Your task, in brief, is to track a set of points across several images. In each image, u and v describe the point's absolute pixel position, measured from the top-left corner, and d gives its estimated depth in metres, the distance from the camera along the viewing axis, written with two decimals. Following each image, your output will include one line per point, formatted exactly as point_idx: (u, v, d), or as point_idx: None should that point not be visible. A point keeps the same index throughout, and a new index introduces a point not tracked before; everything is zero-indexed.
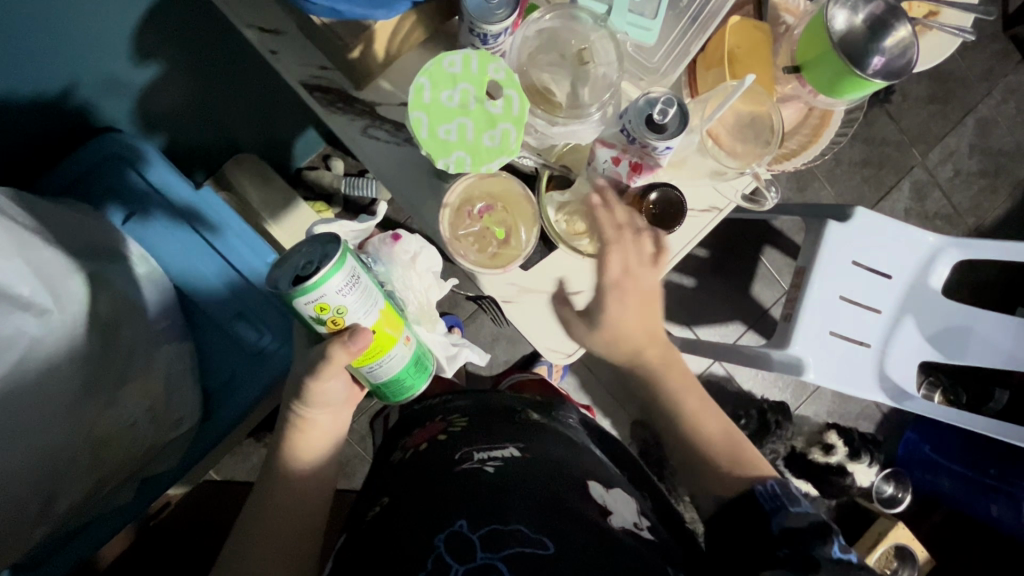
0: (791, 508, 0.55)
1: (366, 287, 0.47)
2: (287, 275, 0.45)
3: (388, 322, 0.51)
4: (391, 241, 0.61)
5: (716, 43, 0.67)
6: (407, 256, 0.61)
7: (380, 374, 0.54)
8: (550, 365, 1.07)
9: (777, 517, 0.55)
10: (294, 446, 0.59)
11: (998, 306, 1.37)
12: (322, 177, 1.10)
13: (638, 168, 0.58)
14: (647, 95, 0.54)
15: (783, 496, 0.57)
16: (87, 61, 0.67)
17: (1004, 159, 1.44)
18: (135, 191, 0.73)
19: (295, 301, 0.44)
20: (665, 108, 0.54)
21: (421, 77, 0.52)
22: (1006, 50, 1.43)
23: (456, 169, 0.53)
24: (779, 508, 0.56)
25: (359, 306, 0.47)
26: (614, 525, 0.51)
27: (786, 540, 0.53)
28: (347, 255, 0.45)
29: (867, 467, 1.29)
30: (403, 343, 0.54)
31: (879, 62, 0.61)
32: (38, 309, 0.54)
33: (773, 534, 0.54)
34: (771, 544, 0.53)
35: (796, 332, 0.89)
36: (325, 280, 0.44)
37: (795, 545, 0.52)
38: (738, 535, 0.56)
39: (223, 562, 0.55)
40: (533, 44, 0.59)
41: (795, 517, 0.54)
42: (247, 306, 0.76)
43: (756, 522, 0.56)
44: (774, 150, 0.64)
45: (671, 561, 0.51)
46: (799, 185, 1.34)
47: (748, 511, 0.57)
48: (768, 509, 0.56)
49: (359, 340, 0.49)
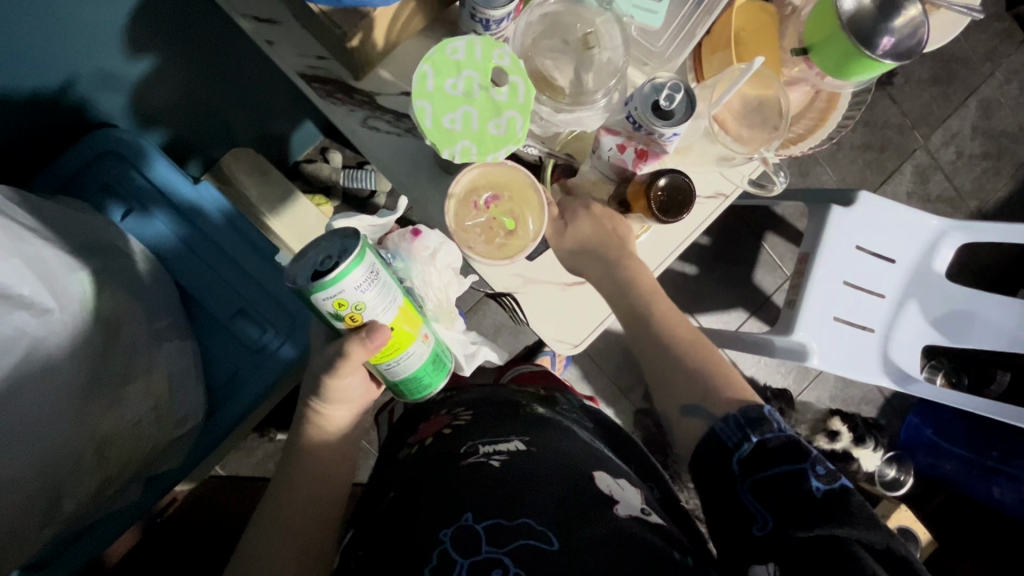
0: (753, 438, 0.52)
1: (385, 282, 0.47)
2: (304, 270, 0.44)
3: (406, 319, 0.50)
4: (411, 236, 0.58)
5: (722, 26, 0.66)
6: (428, 252, 0.58)
7: (398, 371, 0.54)
8: (552, 356, 1.07)
9: (738, 452, 0.52)
10: (309, 442, 0.60)
11: (1001, 288, 1.37)
12: (320, 170, 1.09)
13: (643, 155, 0.58)
14: (654, 81, 0.53)
15: (747, 425, 0.53)
16: (81, 54, 0.65)
17: (1007, 140, 1.43)
18: (135, 188, 0.72)
19: (313, 296, 0.44)
20: (671, 94, 0.53)
21: (424, 65, 0.50)
22: (1009, 30, 1.42)
23: (461, 158, 0.52)
24: (741, 442, 0.52)
25: (378, 302, 0.46)
26: (622, 513, 0.51)
27: (747, 481, 0.50)
28: (366, 250, 0.44)
29: (873, 452, 1.26)
30: (421, 340, 0.53)
31: (888, 42, 0.60)
32: (38, 308, 0.53)
33: (734, 471, 0.52)
34: (733, 482, 0.51)
35: (800, 318, 0.89)
36: (345, 275, 0.43)
37: (754, 485, 0.50)
38: (708, 471, 0.54)
39: (240, 557, 0.55)
40: (536, 29, 0.58)
41: (758, 451, 0.51)
42: (248, 302, 0.74)
43: (719, 461, 0.53)
44: (782, 134, 0.63)
45: (678, 545, 0.50)
46: (800, 170, 1.33)
47: (712, 448, 0.55)
48: (730, 444, 0.53)
49: (377, 337, 0.48)
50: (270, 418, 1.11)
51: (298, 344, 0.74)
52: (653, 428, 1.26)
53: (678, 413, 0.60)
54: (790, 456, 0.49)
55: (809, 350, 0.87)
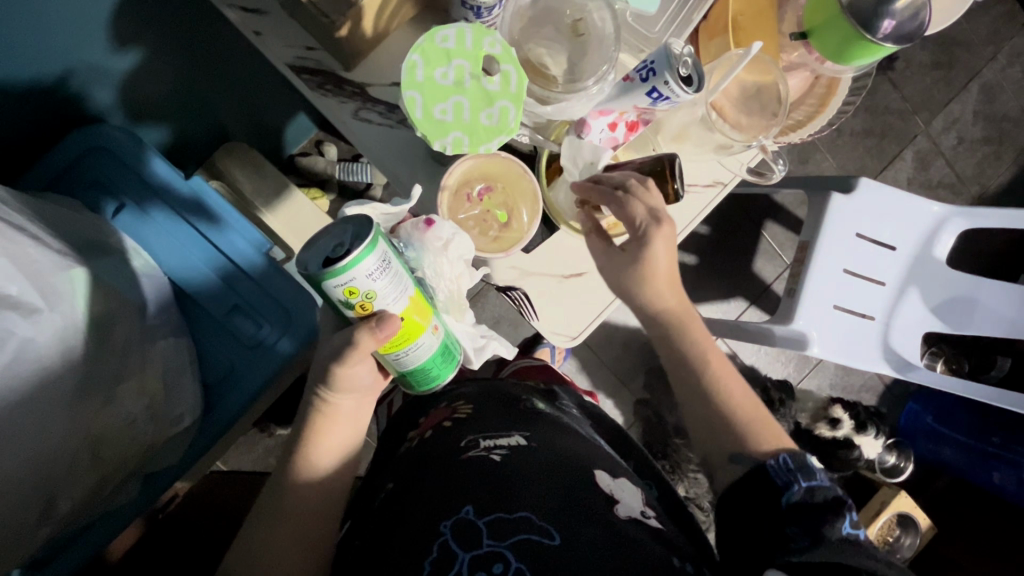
0: (805, 484, 0.53)
1: (397, 271, 0.46)
2: (316, 256, 0.43)
3: (417, 309, 0.49)
4: (424, 225, 0.53)
5: (719, 11, 0.65)
6: (440, 242, 0.54)
7: (407, 362, 0.53)
8: (552, 348, 1.07)
9: (789, 491, 0.53)
10: (317, 430, 0.59)
11: (1003, 274, 1.36)
12: (314, 164, 1.06)
13: (634, 125, 0.60)
14: (671, 47, 0.49)
15: (796, 470, 0.55)
16: (68, 48, 0.64)
17: (1008, 125, 1.42)
18: (127, 182, 0.71)
19: (325, 283, 0.43)
20: (687, 60, 0.51)
21: (413, 54, 0.49)
22: (1010, 13, 1.41)
23: (454, 150, 0.51)
24: (792, 483, 0.54)
25: (390, 291, 0.46)
26: (621, 514, 0.51)
27: (794, 516, 0.51)
28: (378, 238, 0.44)
29: (874, 439, 1.26)
30: (431, 331, 0.52)
31: (890, 25, 0.59)
32: (27, 309, 0.52)
33: (781, 507, 0.52)
34: (779, 517, 0.52)
35: (800, 306, 0.88)
36: (357, 261, 0.42)
37: (801, 519, 0.50)
38: (753, 508, 0.54)
39: (243, 546, 0.55)
40: (526, 16, 0.58)
41: (810, 493, 0.52)
42: (243, 297, 0.73)
43: (766, 495, 0.54)
44: (782, 120, 0.62)
45: (677, 550, 0.50)
46: (801, 157, 1.31)
47: (760, 482, 0.55)
48: (779, 484, 0.54)
49: (387, 327, 0.47)
50: (270, 413, 1.10)
51: (296, 339, 0.72)
52: (653, 418, 1.26)
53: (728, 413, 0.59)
54: (836, 505, 0.51)
55: (808, 339, 0.87)
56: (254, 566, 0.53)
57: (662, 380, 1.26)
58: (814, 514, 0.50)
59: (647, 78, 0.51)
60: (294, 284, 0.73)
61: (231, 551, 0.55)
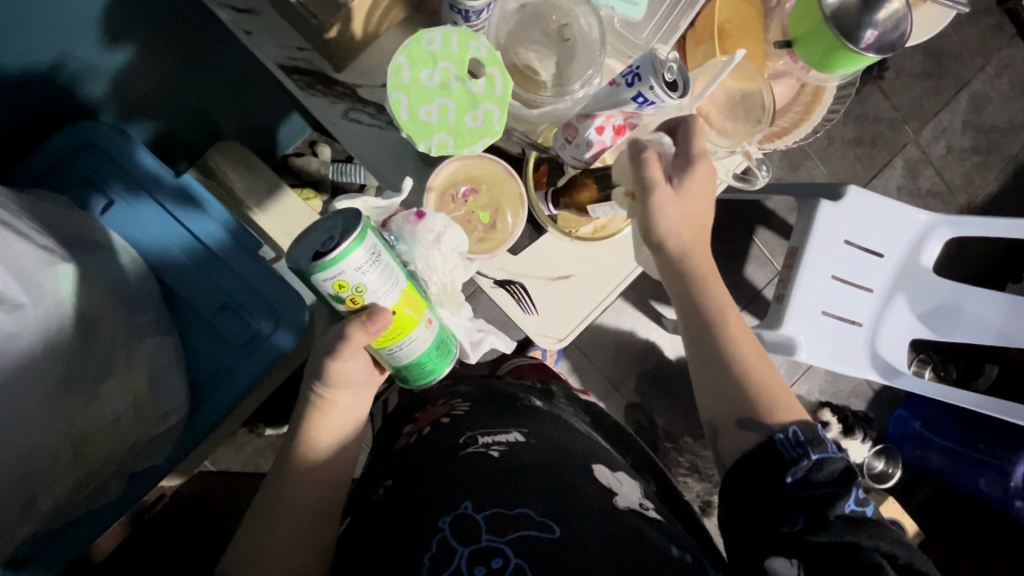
0: (816, 460, 0.51)
1: (388, 264, 0.46)
2: (307, 250, 0.44)
3: (408, 303, 0.49)
4: (415, 219, 0.53)
5: (705, 19, 0.66)
6: (432, 236, 0.54)
7: (402, 356, 0.53)
8: (543, 350, 1.07)
9: (797, 467, 0.51)
10: (315, 427, 0.59)
11: (990, 282, 1.37)
12: (309, 164, 1.08)
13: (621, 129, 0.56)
14: (657, 53, 0.50)
15: (807, 444, 0.52)
16: (56, 45, 0.65)
17: (997, 135, 1.43)
18: (116, 178, 0.71)
19: (315, 277, 0.43)
20: (672, 66, 0.51)
21: (399, 56, 0.50)
22: (999, 25, 1.42)
23: (439, 151, 0.51)
24: (800, 458, 0.52)
25: (380, 284, 0.46)
26: (620, 505, 0.51)
27: (800, 494, 0.50)
28: (367, 231, 0.44)
29: (861, 443, 1.26)
30: (425, 325, 0.52)
31: (872, 35, 0.60)
32: (10, 304, 0.52)
33: (786, 483, 0.51)
34: (785, 496, 0.51)
35: (788, 311, 0.89)
36: (346, 255, 0.42)
37: (803, 497, 0.50)
38: (752, 484, 0.53)
39: (240, 545, 0.55)
40: (512, 19, 0.59)
41: (817, 469, 0.51)
42: (233, 296, 0.72)
43: (770, 470, 0.52)
44: (765, 127, 0.63)
45: (678, 542, 0.50)
46: (792, 164, 1.32)
47: (764, 456, 0.53)
48: (788, 461, 0.52)
49: (378, 320, 0.48)
50: (260, 413, 1.10)
51: (286, 338, 0.72)
52: (644, 421, 1.27)
53: (721, 418, 0.59)
54: (842, 480, 0.50)
55: (796, 343, 0.88)
56: (253, 564, 0.54)
57: (652, 383, 1.27)
58: (820, 497, 0.50)
59: (632, 84, 0.51)
60: (282, 282, 0.73)
61: (229, 550, 0.55)
